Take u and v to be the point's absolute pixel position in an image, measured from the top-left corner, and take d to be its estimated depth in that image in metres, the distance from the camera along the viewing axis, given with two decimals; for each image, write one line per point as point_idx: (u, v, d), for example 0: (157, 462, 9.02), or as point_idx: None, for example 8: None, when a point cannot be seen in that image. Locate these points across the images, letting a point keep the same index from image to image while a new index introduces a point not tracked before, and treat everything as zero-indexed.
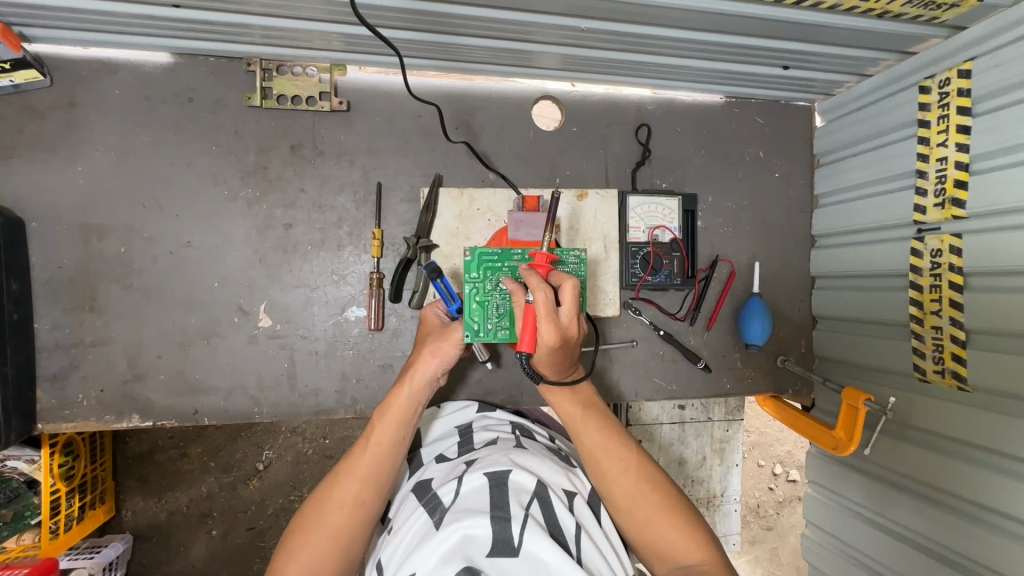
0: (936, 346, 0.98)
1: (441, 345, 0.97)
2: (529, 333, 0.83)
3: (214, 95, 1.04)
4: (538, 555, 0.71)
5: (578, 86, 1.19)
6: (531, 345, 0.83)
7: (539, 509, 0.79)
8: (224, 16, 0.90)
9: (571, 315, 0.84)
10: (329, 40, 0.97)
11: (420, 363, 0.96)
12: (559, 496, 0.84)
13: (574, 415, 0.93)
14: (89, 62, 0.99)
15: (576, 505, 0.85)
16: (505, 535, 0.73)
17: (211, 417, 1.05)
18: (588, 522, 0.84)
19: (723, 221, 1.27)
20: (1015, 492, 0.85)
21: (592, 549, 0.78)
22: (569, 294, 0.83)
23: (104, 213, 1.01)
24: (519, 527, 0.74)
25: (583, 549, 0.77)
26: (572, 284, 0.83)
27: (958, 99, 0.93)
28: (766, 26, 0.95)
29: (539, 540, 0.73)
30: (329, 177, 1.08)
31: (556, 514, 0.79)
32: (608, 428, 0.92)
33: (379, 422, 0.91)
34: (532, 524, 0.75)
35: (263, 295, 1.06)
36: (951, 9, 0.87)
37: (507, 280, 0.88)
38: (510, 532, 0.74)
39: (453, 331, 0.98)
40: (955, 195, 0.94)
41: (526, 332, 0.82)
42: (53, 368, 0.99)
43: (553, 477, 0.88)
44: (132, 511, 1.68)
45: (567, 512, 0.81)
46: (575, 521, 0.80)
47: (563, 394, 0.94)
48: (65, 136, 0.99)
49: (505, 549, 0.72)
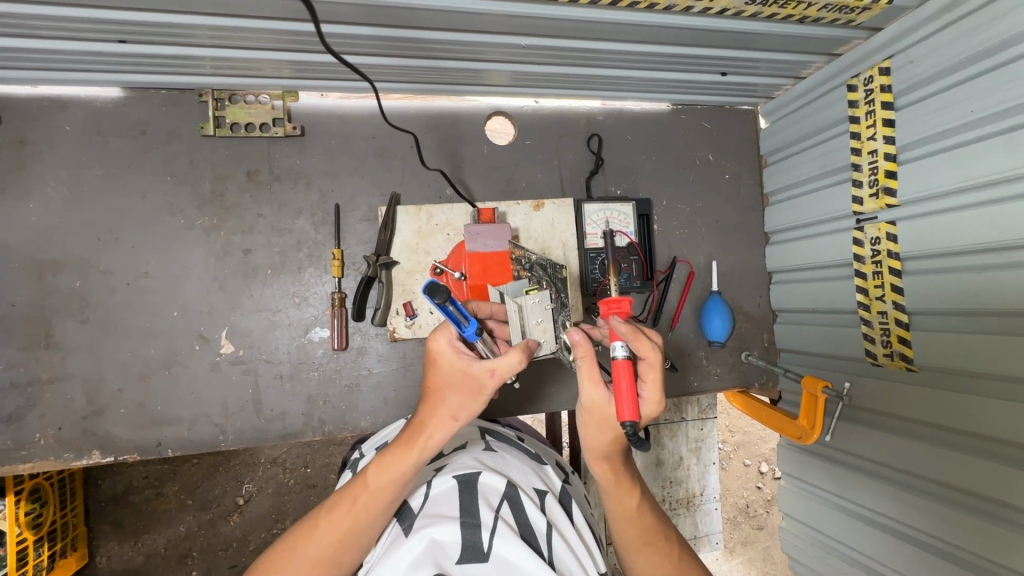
0: (884, 331, 1.02)
1: (463, 405, 0.79)
2: (627, 399, 0.69)
3: (167, 127, 1.05)
4: (508, 557, 0.71)
5: (541, 101, 1.24)
6: (634, 412, 0.69)
7: (509, 511, 0.79)
8: (171, 49, 0.91)
9: (658, 384, 0.74)
10: (279, 68, 1.00)
11: (434, 425, 0.80)
12: (530, 497, 0.84)
13: (624, 509, 0.87)
14: (39, 100, 1.00)
15: (547, 505, 0.86)
16: (474, 540, 0.73)
17: (176, 449, 1.04)
18: (560, 519, 0.84)
19: (679, 224, 1.30)
20: (964, 465, 0.88)
21: (564, 547, 0.78)
22: (653, 369, 0.74)
23: (58, 248, 1.00)
24: (488, 532, 0.74)
25: (554, 548, 0.77)
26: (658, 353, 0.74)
27: (882, 94, 0.99)
28: (701, 35, 0.99)
29: (507, 543, 0.73)
30: (287, 201, 1.10)
31: (526, 513, 0.80)
32: (647, 521, 0.88)
33: (369, 484, 0.80)
34: (502, 529, 0.75)
35: (224, 321, 1.06)
36: (864, 12, 0.92)
37: (577, 333, 0.78)
38: (479, 537, 0.74)
39: (478, 384, 0.79)
40: (887, 184, 0.99)
41: (628, 392, 0.69)
42: (9, 409, 0.98)
43: (524, 479, 0.89)
44: (106, 557, 1.62)
45: (537, 511, 0.81)
46: (545, 521, 0.81)
47: (614, 490, 0.86)
48: (16, 174, 0.99)
49: (474, 555, 0.72)
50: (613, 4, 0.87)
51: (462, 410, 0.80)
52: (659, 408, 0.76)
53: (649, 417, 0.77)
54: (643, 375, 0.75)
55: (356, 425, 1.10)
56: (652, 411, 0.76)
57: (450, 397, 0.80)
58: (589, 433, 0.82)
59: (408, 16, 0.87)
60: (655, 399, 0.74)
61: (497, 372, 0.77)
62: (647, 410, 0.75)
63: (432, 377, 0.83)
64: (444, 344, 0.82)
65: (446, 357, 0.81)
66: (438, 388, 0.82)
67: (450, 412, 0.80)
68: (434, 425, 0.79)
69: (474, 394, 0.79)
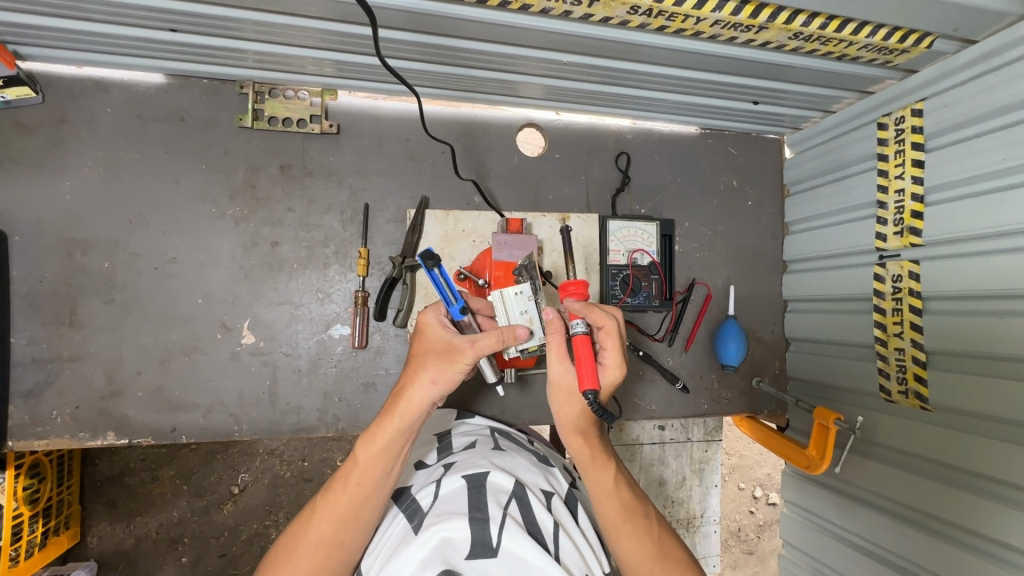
0: (899, 367, 1.03)
1: (440, 368, 0.81)
2: (588, 364, 0.75)
3: (206, 116, 1.06)
4: (517, 553, 0.72)
5: (564, 114, 1.25)
6: (594, 380, 0.74)
7: (517, 508, 0.80)
8: (219, 41, 0.93)
9: (617, 350, 0.82)
10: (322, 66, 1.01)
11: (414, 393, 0.81)
12: (536, 496, 0.85)
13: (603, 486, 0.88)
14: (82, 81, 1.01)
15: (553, 505, 0.86)
16: (483, 536, 0.74)
17: (190, 436, 1.04)
18: (566, 519, 0.85)
19: (699, 246, 1.32)
20: (974, 507, 0.89)
21: (570, 546, 0.79)
22: (610, 338, 0.81)
23: (89, 228, 1.01)
24: (497, 528, 0.75)
25: (560, 547, 0.77)
26: (613, 323, 0.81)
27: (913, 135, 1.00)
28: (739, 64, 1.01)
29: (516, 540, 0.73)
30: (317, 197, 1.11)
31: (533, 512, 0.80)
32: (627, 499, 0.89)
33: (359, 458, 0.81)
34: (510, 524, 0.75)
35: (246, 311, 1.07)
36: (902, 54, 0.93)
37: (546, 310, 0.85)
38: (488, 533, 0.74)
39: (458, 351, 0.83)
40: (912, 224, 1.00)
41: (588, 362, 0.75)
42: (28, 384, 0.98)
43: (531, 478, 0.90)
44: (97, 537, 1.62)
45: (544, 511, 0.82)
46: (552, 520, 0.81)
47: (589, 464, 0.89)
48: (54, 151, 1.00)
49: (482, 551, 0.72)
50: (659, 29, 0.89)
51: (443, 377, 0.82)
52: (622, 373, 0.83)
53: (611, 384, 0.83)
54: (603, 344, 0.82)
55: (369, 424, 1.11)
56: (615, 378, 0.82)
57: (429, 365, 0.83)
58: (560, 406, 0.88)
59: (456, 25, 0.88)
60: (614, 364, 0.81)
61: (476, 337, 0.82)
62: (609, 376, 0.82)
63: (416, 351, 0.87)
64: (429, 319, 0.89)
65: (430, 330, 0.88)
66: (419, 359, 0.85)
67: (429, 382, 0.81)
68: (413, 390, 0.81)
69: (453, 360, 0.82)
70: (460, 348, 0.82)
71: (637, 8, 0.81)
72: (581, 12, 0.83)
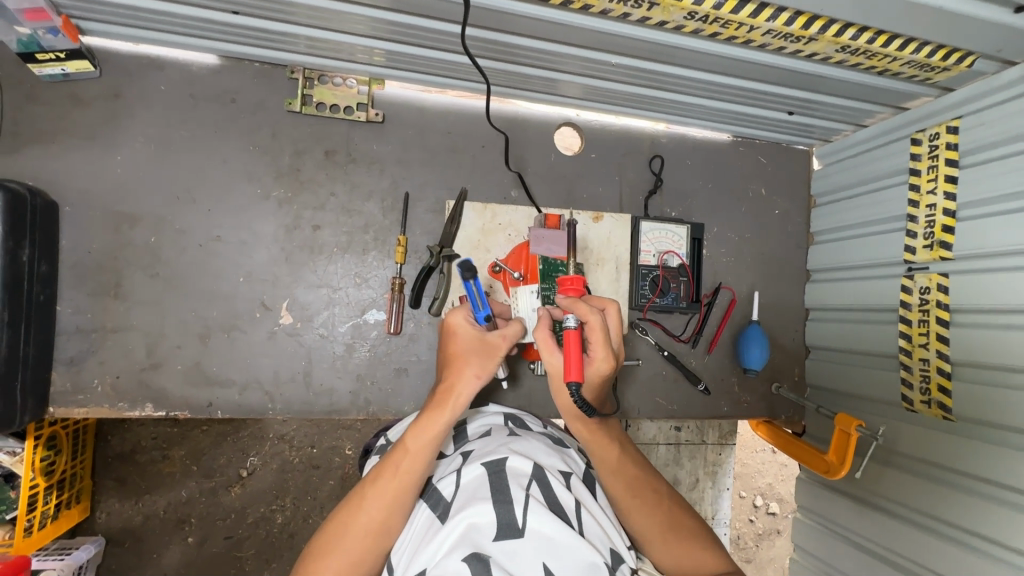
0: (924, 377, 1.06)
1: (485, 363, 0.91)
2: (572, 358, 0.80)
3: (256, 98, 1.08)
4: (543, 532, 0.74)
5: (580, 115, 1.26)
6: (580, 373, 0.80)
7: (539, 489, 0.81)
8: (278, 25, 0.95)
9: (604, 346, 0.85)
10: (373, 55, 1.03)
11: (463, 384, 0.88)
12: (556, 476, 0.86)
13: (607, 464, 0.93)
14: (138, 58, 1.03)
15: (572, 484, 0.87)
16: (509, 518, 0.75)
17: (225, 412, 1.06)
18: (586, 497, 0.86)
19: (726, 251, 1.34)
20: (995, 516, 0.91)
21: (593, 523, 0.81)
22: (598, 333, 0.85)
23: (138, 202, 1.03)
24: (521, 509, 0.76)
25: (584, 523, 0.79)
26: (599, 321, 0.84)
27: (947, 151, 1.03)
28: (781, 74, 1.03)
29: (541, 520, 0.75)
30: (360, 183, 1.13)
31: (555, 492, 0.82)
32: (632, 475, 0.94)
33: (410, 446, 0.85)
34: (534, 505, 0.77)
35: (286, 292, 1.09)
36: (942, 72, 0.96)
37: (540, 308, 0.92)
38: (513, 514, 0.75)
39: (495, 346, 0.94)
40: (943, 238, 1.03)
41: (573, 357, 0.80)
42: (70, 352, 0.99)
43: (548, 460, 0.91)
44: (106, 513, 1.63)
45: (564, 490, 0.83)
46: (573, 498, 0.83)
47: (593, 446, 0.94)
48: (108, 125, 1.02)
49: (510, 532, 0.74)
50: (711, 36, 0.91)
51: (485, 371, 0.91)
52: (611, 365, 0.87)
53: (601, 374, 0.87)
54: (590, 339, 0.86)
55: (399, 409, 1.13)
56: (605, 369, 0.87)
57: (472, 361, 0.92)
58: (558, 395, 0.93)
59: (512, 21, 0.90)
60: (602, 357, 0.85)
61: (509, 332, 0.95)
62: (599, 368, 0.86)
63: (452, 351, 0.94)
64: (459, 321, 0.96)
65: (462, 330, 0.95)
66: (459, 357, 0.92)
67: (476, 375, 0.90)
68: (462, 382, 0.89)
69: (493, 355, 0.93)
70: (495, 344, 0.94)
71: (694, 14, 0.83)
72: (639, 15, 0.85)
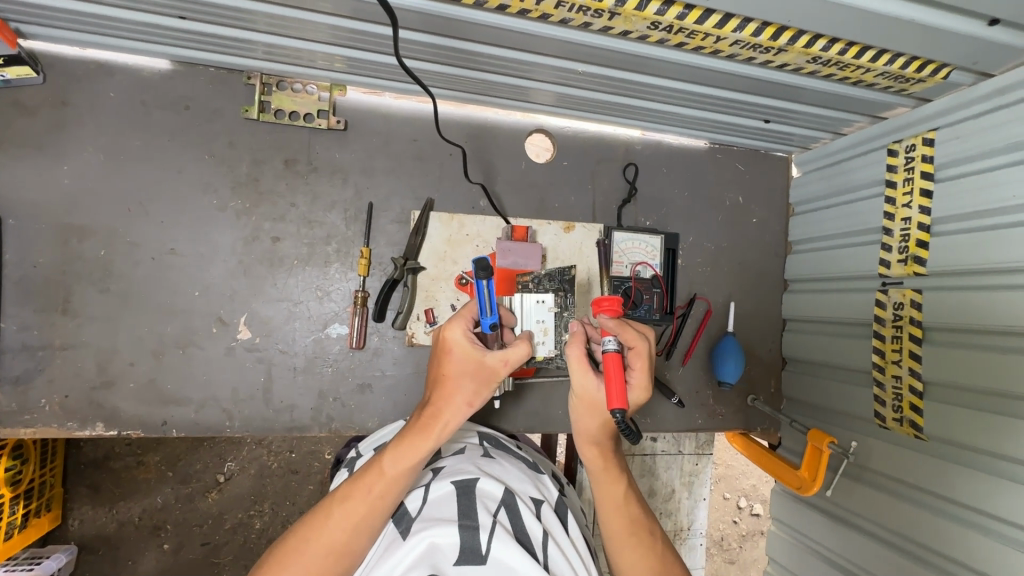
0: (896, 395, 1.04)
1: (479, 391, 0.82)
2: (617, 382, 0.71)
3: (211, 105, 1.04)
4: (506, 560, 0.70)
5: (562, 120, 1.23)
6: (623, 400, 0.71)
7: (506, 517, 0.78)
8: (228, 31, 0.90)
9: (645, 372, 0.80)
10: (332, 62, 0.99)
11: (452, 413, 0.81)
12: (526, 504, 0.84)
13: (612, 499, 0.87)
14: (86, 63, 0.99)
15: (542, 512, 0.85)
16: (472, 543, 0.72)
17: (181, 430, 1.02)
18: (556, 528, 0.83)
19: (702, 261, 1.32)
20: (963, 538, 0.89)
21: (560, 555, 0.77)
22: (638, 360, 0.80)
23: (87, 214, 0.99)
24: (487, 534, 0.73)
25: (550, 555, 0.76)
26: (644, 348, 0.80)
27: (923, 163, 1.00)
28: (754, 84, 1.00)
29: (506, 548, 0.72)
30: (321, 194, 1.09)
31: (523, 521, 0.79)
32: (634, 515, 0.87)
33: (385, 468, 0.79)
34: (500, 532, 0.74)
35: (244, 307, 1.05)
36: (918, 83, 0.93)
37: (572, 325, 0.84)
38: (477, 539, 0.72)
39: (492, 370, 0.82)
40: (917, 253, 1.01)
41: (618, 383, 0.71)
42: (17, 370, 0.96)
43: (521, 486, 0.89)
44: (79, 520, 1.60)
45: (534, 519, 0.81)
46: (542, 528, 0.80)
47: (604, 478, 0.86)
48: (55, 134, 0.98)
49: (472, 557, 0.70)
50: (678, 45, 0.87)
51: (477, 396, 0.82)
52: (646, 395, 0.81)
53: (636, 404, 0.81)
54: (632, 365, 0.81)
55: (363, 425, 1.10)
56: (639, 399, 0.81)
57: (465, 386, 0.82)
58: (580, 419, 0.84)
59: (473, 30, 0.86)
60: (642, 385, 0.80)
61: (511, 356, 0.81)
62: (636, 397, 0.81)
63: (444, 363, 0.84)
64: (457, 332, 0.83)
65: (459, 346, 0.83)
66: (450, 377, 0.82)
67: (466, 399, 0.81)
68: (452, 412, 0.81)
69: (489, 379, 0.82)
70: (493, 368, 0.81)
71: (658, 24, 0.80)
72: (601, 25, 0.82)
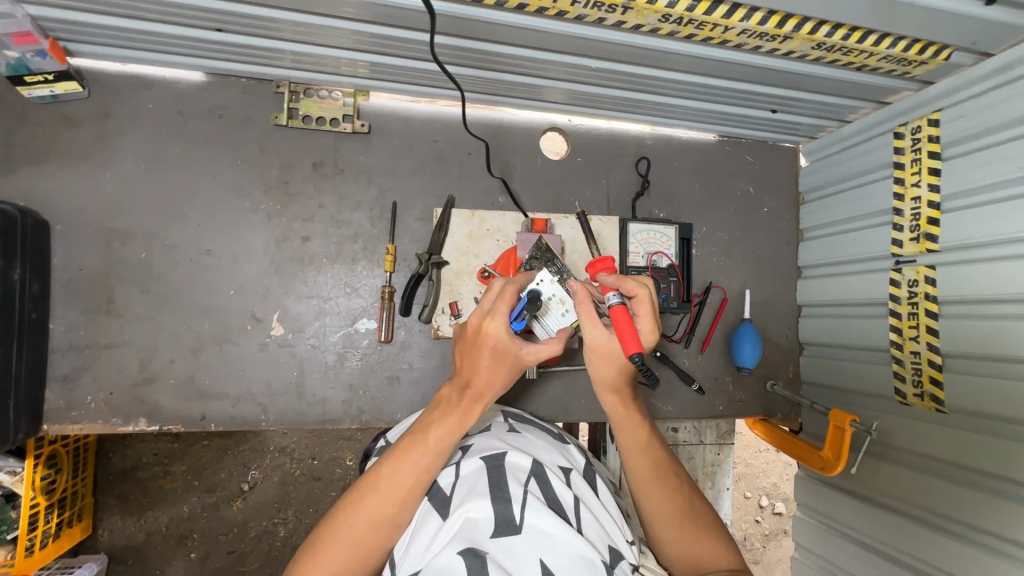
0: (915, 370, 1.05)
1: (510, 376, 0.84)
2: (631, 330, 0.73)
3: (242, 113, 1.10)
4: (540, 529, 0.73)
5: (575, 120, 1.28)
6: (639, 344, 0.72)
7: (537, 486, 0.80)
8: (261, 41, 0.96)
9: (651, 317, 0.80)
10: (356, 67, 1.04)
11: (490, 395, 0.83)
12: (555, 473, 0.86)
13: (638, 443, 0.88)
14: (127, 77, 1.05)
15: (571, 480, 0.87)
16: (506, 514, 0.74)
17: (219, 424, 1.06)
18: (585, 493, 0.86)
19: (716, 250, 1.35)
20: (987, 506, 0.91)
21: (592, 519, 0.80)
22: (643, 307, 0.80)
23: (129, 219, 1.04)
24: (519, 506, 0.75)
25: (583, 520, 0.78)
26: (647, 294, 0.79)
27: (929, 144, 1.03)
28: (763, 73, 1.04)
29: (539, 515, 0.74)
30: (348, 194, 1.14)
31: (553, 489, 0.81)
32: (659, 460, 0.89)
33: (428, 443, 0.80)
34: (532, 502, 0.76)
35: (277, 304, 1.09)
36: (921, 65, 0.96)
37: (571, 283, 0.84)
38: (511, 511, 0.74)
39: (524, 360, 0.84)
40: (929, 230, 1.03)
41: (629, 327, 0.73)
42: (64, 369, 1.01)
43: (549, 457, 0.91)
44: (108, 531, 1.63)
45: (564, 486, 0.83)
46: (572, 494, 0.82)
47: (629, 422, 0.88)
48: (98, 145, 1.03)
49: (507, 528, 0.73)
50: (687, 37, 0.92)
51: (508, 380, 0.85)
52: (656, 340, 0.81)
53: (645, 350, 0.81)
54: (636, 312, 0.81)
55: (393, 417, 1.13)
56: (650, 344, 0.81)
57: (500, 371, 0.83)
58: (594, 370, 0.84)
59: (491, 30, 0.91)
60: (651, 330, 0.80)
61: (544, 353, 0.82)
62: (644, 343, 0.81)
63: (483, 350, 0.82)
64: (502, 328, 0.80)
65: (502, 336, 0.81)
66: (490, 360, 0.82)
67: (502, 383, 0.84)
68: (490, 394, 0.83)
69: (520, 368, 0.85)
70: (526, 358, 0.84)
71: (668, 16, 0.85)
72: (614, 20, 0.86)
